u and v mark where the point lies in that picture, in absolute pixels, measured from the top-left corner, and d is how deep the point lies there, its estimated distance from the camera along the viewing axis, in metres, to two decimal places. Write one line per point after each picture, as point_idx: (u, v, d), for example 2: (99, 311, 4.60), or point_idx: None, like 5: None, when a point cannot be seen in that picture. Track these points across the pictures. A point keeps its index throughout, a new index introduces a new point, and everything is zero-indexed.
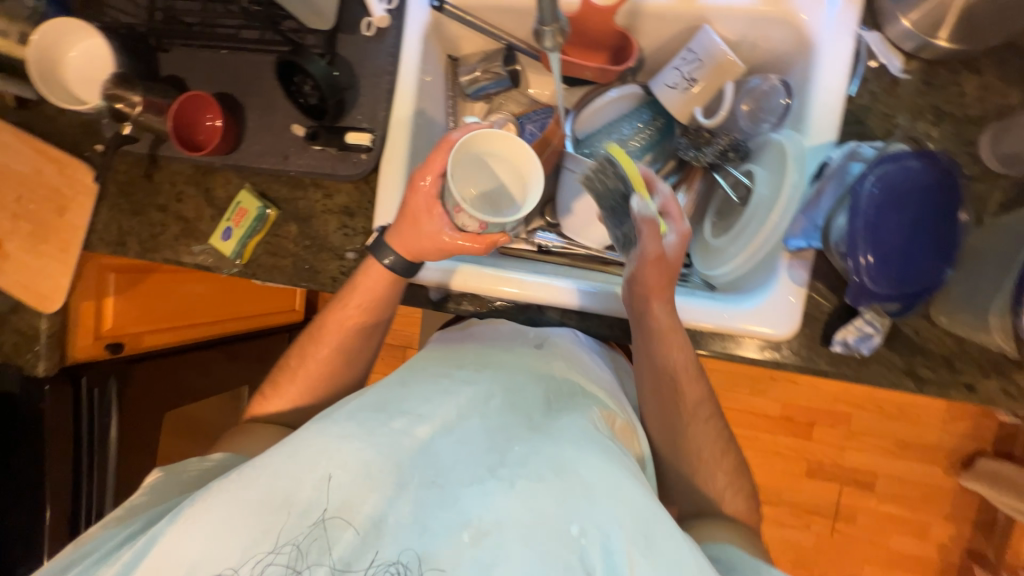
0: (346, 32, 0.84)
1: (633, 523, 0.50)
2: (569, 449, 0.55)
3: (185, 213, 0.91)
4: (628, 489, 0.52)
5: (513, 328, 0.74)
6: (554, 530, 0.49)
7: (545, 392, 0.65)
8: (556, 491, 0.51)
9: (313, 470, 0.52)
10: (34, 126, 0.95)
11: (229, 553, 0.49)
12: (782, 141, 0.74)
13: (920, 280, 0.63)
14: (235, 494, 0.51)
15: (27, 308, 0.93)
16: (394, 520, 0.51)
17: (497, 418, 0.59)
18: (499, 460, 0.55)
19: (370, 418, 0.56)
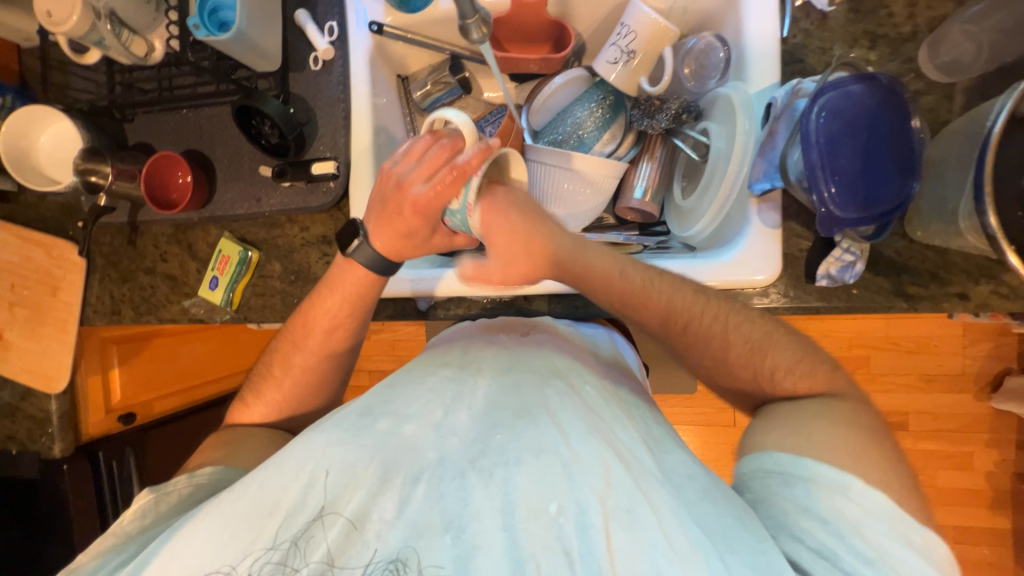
0: (295, 70, 0.83)
1: (611, 496, 0.46)
2: (553, 434, 0.50)
3: (172, 271, 0.92)
4: (614, 467, 0.48)
5: (501, 320, 0.72)
6: (530, 511, 0.46)
7: (542, 364, 0.61)
8: (538, 474, 0.47)
9: (300, 477, 0.50)
10: (17, 216, 0.97)
11: (229, 552, 0.47)
12: (728, 92, 0.74)
13: (888, 198, 0.62)
14: (225, 506, 0.50)
15: (36, 393, 1.02)
16: (377, 518, 0.47)
17: (485, 408, 0.54)
18: (479, 449, 0.50)
19: (356, 421, 0.53)
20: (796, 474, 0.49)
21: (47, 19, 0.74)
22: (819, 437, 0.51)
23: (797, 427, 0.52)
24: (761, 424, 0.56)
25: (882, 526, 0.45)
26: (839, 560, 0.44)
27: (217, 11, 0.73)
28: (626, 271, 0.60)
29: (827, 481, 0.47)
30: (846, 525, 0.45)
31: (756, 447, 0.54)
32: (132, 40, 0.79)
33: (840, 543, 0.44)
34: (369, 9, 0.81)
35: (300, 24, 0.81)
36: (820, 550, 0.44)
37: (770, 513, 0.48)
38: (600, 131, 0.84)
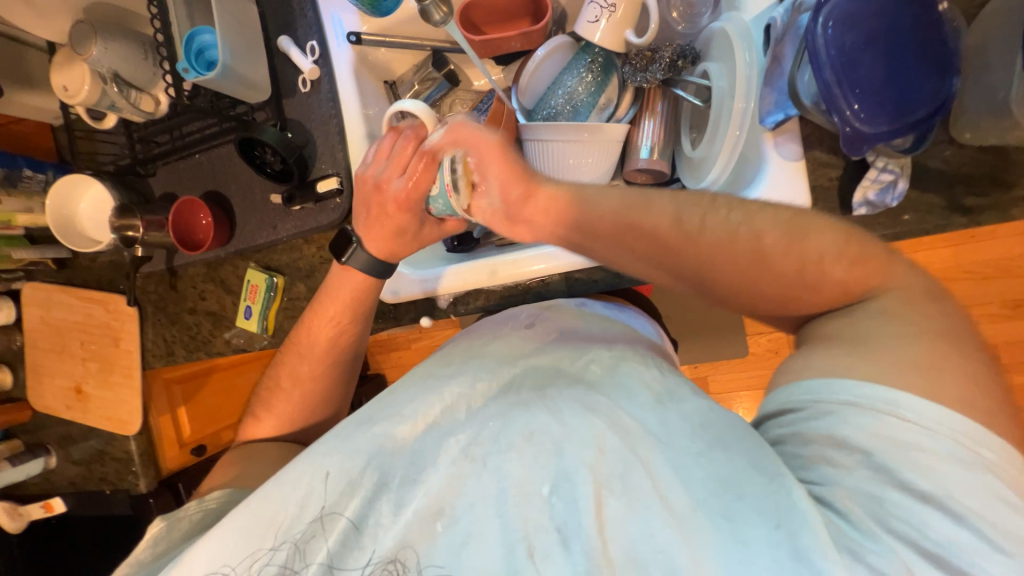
0: (287, 96, 0.85)
1: (604, 464, 0.47)
2: (546, 416, 0.51)
3: (211, 307, 0.98)
4: (607, 436, 0.48)
5: (504, 314, 0.73)
6: (522, 492, 0.47)
7: (546, 360, 0.61)
8: (529, 457, 0.48)
9: (298, 489, 0.52)
10: (75, 279, 1.06)
11: (234, 554, 0.51)
12: (721, 25, 0.70)
13: (925, 101, 0.55)
14: (229, 523, 0.53)
15: (117, 436, 1.11)
16: (376, 522, 0.50)
17: (483, 402, 0.56)
18: (471, 438, 0.51)
19: (353, 430, 0.55)
20: (839, 400, 0.43)
21: (65, 93, 0.80)
22: (871, 350, 0.43)
23: (844, 342, 0.46)
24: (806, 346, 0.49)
25: (945, 450, 0.39)
26: (888, 502, 0.39)
27: (204, 51, 0.75)
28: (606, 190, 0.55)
29: (876, 401, 0.41)
30: (891, 452, 0.40)
31: (797, 371, 0.47)
32: (139, 98, 0.83)
33: (886, 480, 0.39)
34: (345, 20, 0.83)
35: (285, 50, 0.83)
36: (868, 492, 0.40)
37: (801, 448, 0.44)
38: (593, 96, 0.80)
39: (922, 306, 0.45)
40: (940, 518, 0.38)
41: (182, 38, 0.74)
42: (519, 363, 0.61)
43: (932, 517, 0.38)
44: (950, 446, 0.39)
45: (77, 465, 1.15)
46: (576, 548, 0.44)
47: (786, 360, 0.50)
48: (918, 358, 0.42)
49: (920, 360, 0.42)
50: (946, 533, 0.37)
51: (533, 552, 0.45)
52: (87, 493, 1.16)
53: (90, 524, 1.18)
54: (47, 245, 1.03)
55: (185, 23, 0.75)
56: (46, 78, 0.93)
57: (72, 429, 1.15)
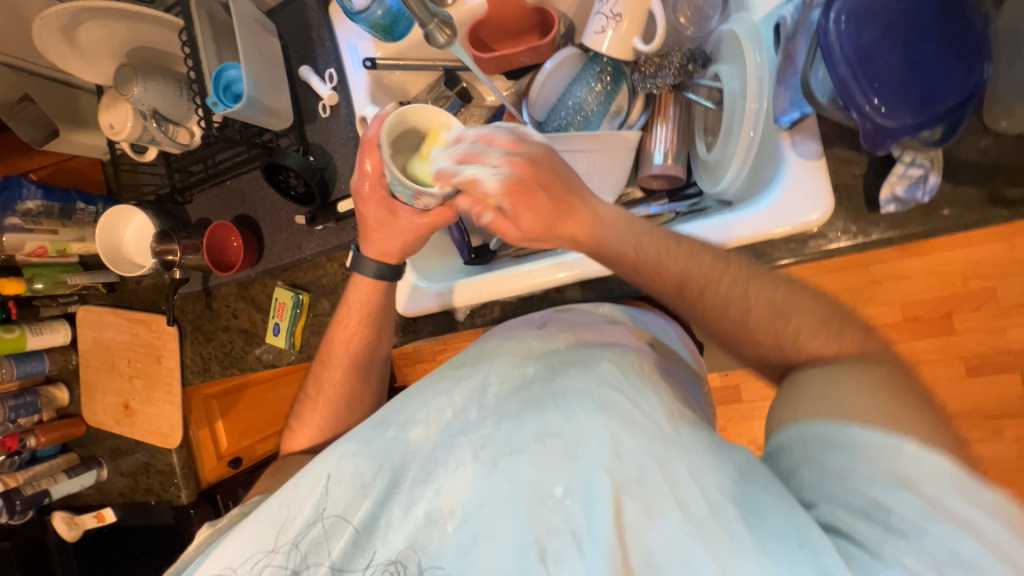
0: (309, 122, 0.89)
1: (623, 469, 0.49)
2: (558, 416, 0.53)
3: (243, 324, 1.02)
4: (623, 440, 0.50)
5: (518, 319, 0.73)
6: (534, 496, 0.49)
7: (555, 359, 0.63)
8: (538, 458, 0.51)
9: (314, 492, 0.54)
10: (123, 301, 1.14)
11: (247, 556, 0.53)
12: (731, 27, 0.69)
13: (952, 90, 0.52)
14: (249, 525, 0.54)
15: (161, 449, 1.18)
16: (386, 523, 0.53)
17: (495, 403, 0.58)
18: (483, 441, 0.54)
19: (368, 434, 0.58)
20: (827, 439, 0.44)
21: (112, 130, 0.87)
22: (844, 398, 0.46)
23: (809, 395, 0.48)
24: (783, 398, 0.52)
25: (940, 478, 0.39)
26: (893, 516, 0.39)
27: (230, 85, 0.80)
28: (641, 242, 0.57)
29: (866, 441, 0.43)
30: (885, 474, 0.41)
31: (783, 421, 0.50)
32: (176, 132, 0.89)
33: (889, 494, 0.40)
34: (360, 47, 0.87)
35: (305, 79, 0.87)
36: (864, 509, 0.40)
37: (801, 477, 0.46)
38: (604, 105, 0.81)
39: (887, 363, 0.48)
40: (947, 527, 0.38)
41: (210, 75, 0.79)
42: (532, 364, 0.62)
43: (936, 527, 0.38)
44: (944, 473, 0.39)
45: (125, 477, 1.22)
46: (592, 549, 0.46)
47: (768, 411, 0.53)
48: (890, 405, 0.44)
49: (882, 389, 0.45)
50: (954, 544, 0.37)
51: (545, 555, 0.47)
52: (134, 503, 1.22)
53: (137, 534, 1.24)
54: (98, 271, 1.11)
55: (214, 60, 0.80)
56: (95, 117, 1.01)
57: (120, 442, 1.22)
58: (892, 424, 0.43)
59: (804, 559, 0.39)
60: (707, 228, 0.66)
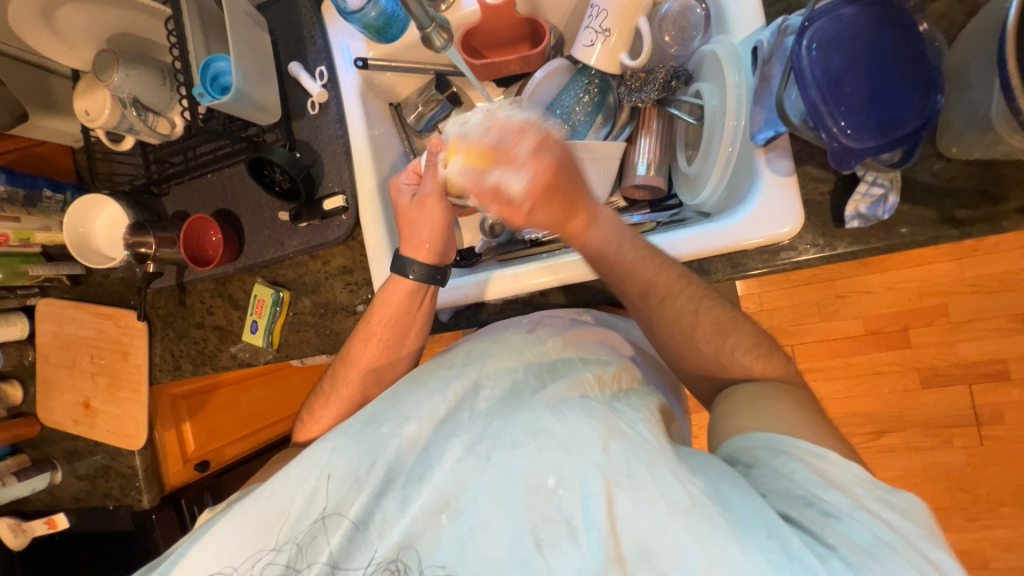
0: (296, 119, 0.88)
1: (611, 464, 0.50)
2: (548, 415, 0.55)
3: (218, 321, 1.00)
4: (611, 439, 0.52)
5: (507, 321, 0.75)
6: (530, 488, 0.50)
7: (540, 364, 0.65)
8: (532, 453, 0.52)
9: (304, 486, 0.55)
10: (88, 295, 1.09)
11: (240, 553, 0.53)
12: (712, 49, 0.72)
13: (909, 117, 0.56)
14: (236, 519, 0.54)
15: (123, 451, 1.12)
16: (380, 519, 0.53)
17: (487, 405, 0.59)
18: (476, 438, 0.55)
19: (360, 429, 0.58)
20: (774, 448, 0.51)
21: (86, 117, 0.84)
22: (789, 421, 0.54)
23: (753, 413, 0.56)
24: (726, 414, 0.60)
25: (853, 483, 0.47)
26: (826, 503, 0.46)
27: (218, 77, 0.78)
28: (623, 244, 0.64)
29: (801, 450, 0.50)
30: (825, 479, 0.47)
31: (728, 433, 0.57)
32: (156, 121, 0.87)
33: (825, 487, 0.47)
34: (352, 47, 0.87)
35: (294, 75, 0.87)
36: (805, 498, 0.47)
37: (757, 472, 0.50)
38: (591, 115, 0.84)
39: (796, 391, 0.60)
40: (865, 515, 0.45)
41: (198, 66, 0.77)
42: (521, 369, 0.64)
43: (857, 517, 0.45)
44: (857, 478, 0.48)
45: (82, 481, 1.15)
46: (589, 539, 0.47)
47: (721, 424, 0.59)
48: (817, 428, 0.53)
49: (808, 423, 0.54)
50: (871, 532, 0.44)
51: (541, 543, 0.48)
52: (90, 510, 1.16)
53: (95, 540, 1.18)
54: (62, 262, 1.06)
55: (202, 51, 0.78)
56: (67, 103, 0.98)
57: (79, 444, 1.16)
58: (815, 440, 0.52)
59: (773, 547, 0.43)
60: (688, 239, 0.69)
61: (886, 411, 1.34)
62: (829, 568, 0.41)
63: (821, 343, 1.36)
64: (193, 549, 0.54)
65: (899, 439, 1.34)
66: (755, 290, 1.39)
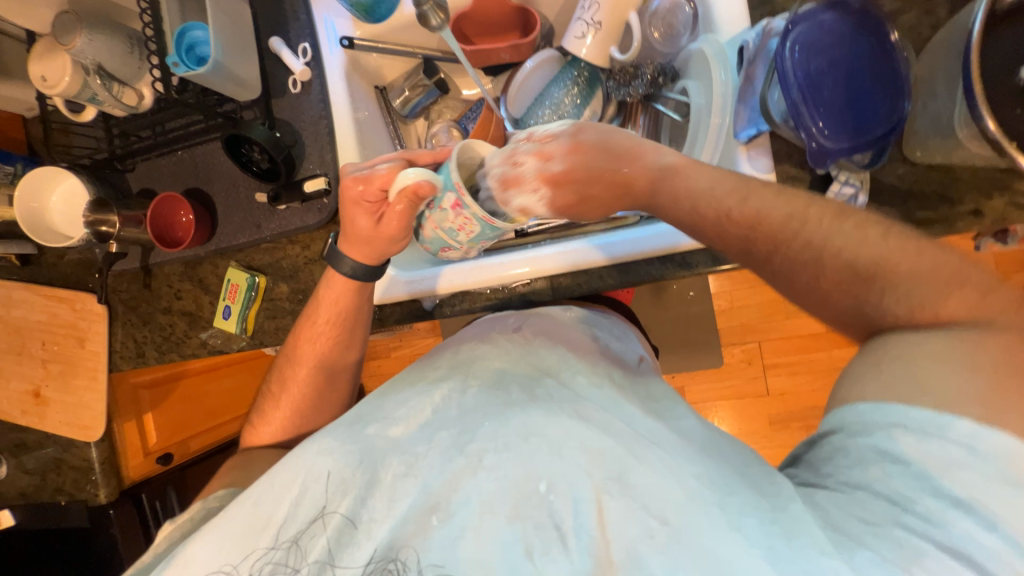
0: (277, 96, 0.85)
1: (601, 468, 0.50)
2: (541, 416, 0.55)
3: (187, 307, 0.95)
4: (604, 441, 0.52)
5: (492, 318, 0.76)
6: (521, 493, 0.51)
7: (530, 362, 0.63)
8: (523, 456, 0.52)
9: (291, 488, 0.54)
10: (40, 277, 1.02)
11: (229, 553, 0.53)
12: (700, 47, 0.74)
13: (881, 121, 0.60)
14: (224, 524, 0.54)
15: (77, 443, 1.06)
16: (369, 518, 0.53)
17: (474, 401, 0.59)
18: (466, 437, 0.55)
19: (347, 430, 0.58)
20: (880, 418, 0.43)
21: (43, 83, 0.78)
22: (920, 378, 0.43)
23: (880, 373, 0.45)
24: (860, 370, 0.48)
25: (989, 467, 0.38)
26: (916, 505, 0.40)
27: (194, 47, 0.75)
28: (682, 198, 0.58)
29: (915, 422, 0.41)
30: (930, 466, 0.40)
31: (846, 397, 0.47)
32: (123, 92, 0.81)
33: (921, 486, 0.40)
34: (338, 25, 0.85)
35: (275, 51, 0.83)
36: (891, 497, 0.41)
37: (845, 463, 0.45)
38: (579, 107, 0.85)
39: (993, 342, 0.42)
40: (970, 521, 0.38)
41: (172, 34, 0.73)
42: (509, 366, 0.63)
43: (960, 522, 0.38)
44: (997, 455, 0.38)
45: (30, 475, 1.08)
46: (578, 545, 0.48)
47: (838, 382, 0.50)
48: (990, 389, 0.40)
49: (979, 389, 0.40)
50: (972, 536, 0.37)
51: (531, 551, 0.48)
52: (39, 506, 1.09)
53: (45, 538, 1.11)
54: (10, 240, 0.98)
55: (176, 18, 0.74)
56: (19, 67, 0.90)
57: (27, 436, 1.08)
58: None
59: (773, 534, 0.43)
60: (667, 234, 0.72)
61: None
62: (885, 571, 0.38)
63: (788, 339, 1.43)
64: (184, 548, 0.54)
65: None
66: (726, 288, 1.44)
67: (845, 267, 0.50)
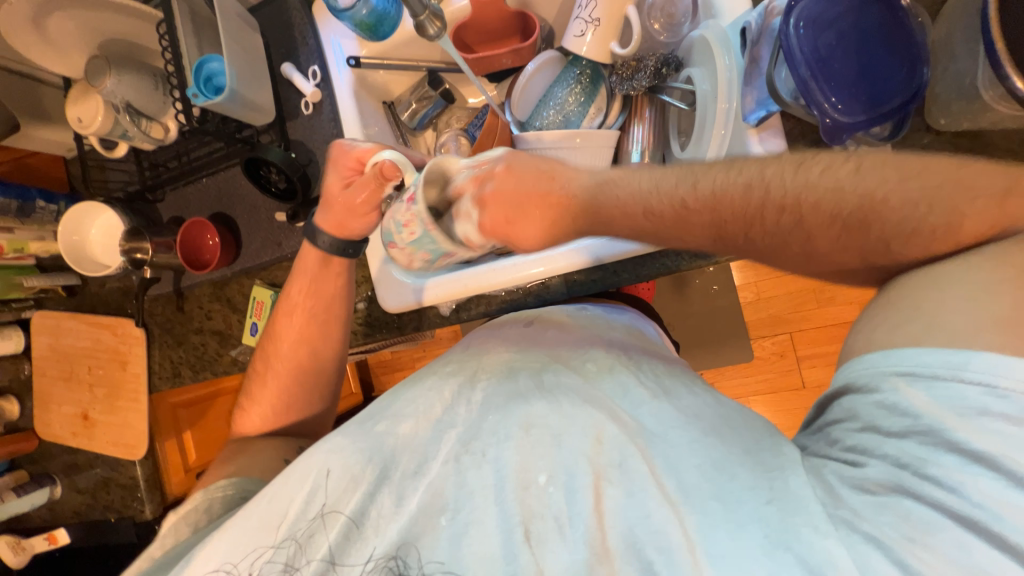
0: (291, 119, 0.89)
1: (603, 456, 0.50)
2: (544, 406, 0.55)
3: (217, 326, 0.99)
4: (606, 427, 0.51)
5: (505, 317, 0.75)
6: (521, 482, 0.50)
7: (541, 353, 0.64)
8: (527, 446, 0.52)
9: (304, 484, 0.55)
10: (84, 306, 1.08)
11: (239, 550, 0.54)
12: (702, 33, 0.73)
13: (897, 91, 0.57)
14: (236, 522, 0.55)
15: (123, 462, 1.11)
16: (376, 515, 0.53)
17: (484, 397, 0.59)
18: (472, 433, 0.55)
19: (358, 429, 0.59)
20: (887, 370, 0.42)
21: (79, 124, 0.84)
22: (934, 317, 0.41)
23: (894, 320, 0.43)
24: (874, 314, 0.46)
25: (1004, 413, 0.37)
26: (929, 466, 0.39)
27: (212, 78, 0.78)
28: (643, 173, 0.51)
29: (926, 366, 0.40)
30: (940, 416, 0.39)
31: (856, 351, 0.46)
32: (150, 126, 0.87)
33: (934, 443, 0.39)
34: (344, 45, 0.87)
35: (287, 76, 0.87)
36: (912, 458, 0.40)
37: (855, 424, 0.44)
38: (583, 107, 0.85)
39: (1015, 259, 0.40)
40: (990, 479, 0.36)
41: (191, 67, 0.77)
42: (518, 360, 0.63)
43: (980, 481, 0.36)
44: (1023, 395, 0.36)
45: (82, 494, 1.14)
46: (575, 533, 0.48)
47: (847, 339, 0.48)
48: (996, 320, 0.38)
49: (999, 317, 0.38)
50: (991, 492, 0.36)
51: (529, 535, 0.48)
52: (91, 523, 1.14)
53: (98, 554, 1.17)
54: (57, 273, 1.05)
55: (194, 51, 0.78)
56: (59, 112, 0.97)
57: (78, 457, 1.14)
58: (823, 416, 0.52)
59: (767, 551, 0.41)
60: None
61: None
62: (894, 543, 0.38)
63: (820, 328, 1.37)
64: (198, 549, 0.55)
65: None
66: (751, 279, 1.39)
67: (829, 213, 0.46)
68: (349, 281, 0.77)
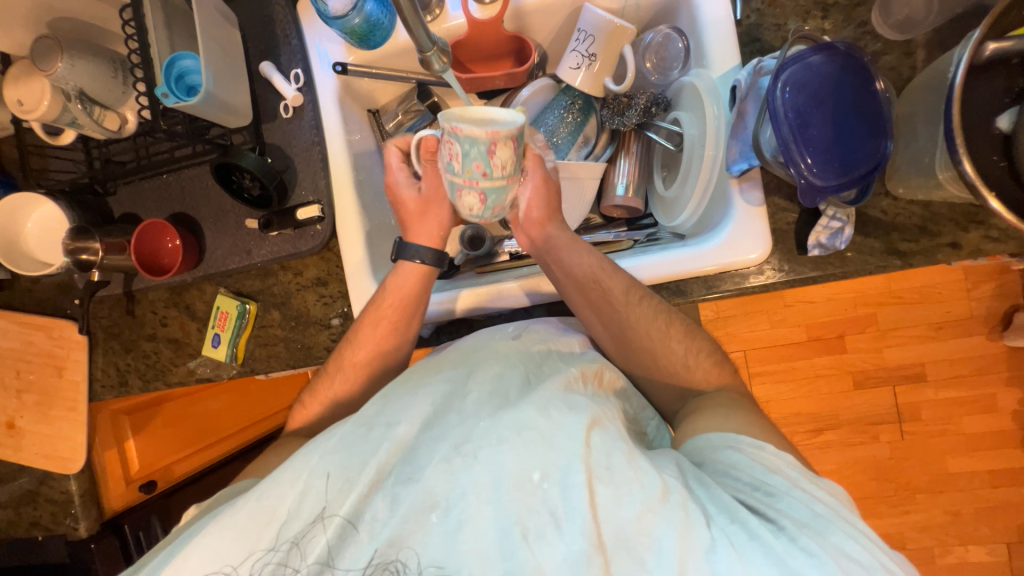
0: (268, 121, 0.84)
1: (592, 455, 0.52)
2: (531, 409, 0.55)
3: (173, 333, 0.92)
4: (595, 430, 0.54)
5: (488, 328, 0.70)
6: (517, 483, 0.51)
7: (518, 357, 0.65)
8: (517, 449, 0.53)
9: (295, 486, 0.54)
10: (13, 303, 0.98)
11: (228, 554, 0.53)
12: (692, 81, 0.76)
13: (865, 159, 0.62)
14: (225, 521, 0.53)
15: (54, 476, 1.01)
16: (369, 518, 0.53)
17: (473, 404, 0.59)
18: (464, 436, 0.55)
19: (352, 432, 0.57)
20: (724, 443, 0.57)
21: (19, 107, 0.75)
22: (737, 420, 0.61)
23: (718, 417, 0.62)
24: (693, 418, 0.65)
25: (790, 471, 0.54)
26: (769, 484, 0.52)
27: (184, 76, 0.73)
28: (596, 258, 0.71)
29: (745, 443, 0.57)
30: (765, 466, 0.54)
31: (693, 432, 0.62)
32: (105, 115, 0.79)
33: (765, 474, 0.53)
34: (330, 50, 0.83)
35: (266, 76, 0.82)
36: (753, 484, 0.53)
37: (724, 465, 0.56)
38: (573, 135, 0.86)
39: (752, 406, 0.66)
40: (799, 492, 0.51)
41: (161, 63, 0.71)
42: (509, 368, 0.63)
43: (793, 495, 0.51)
44: (793, 467, 0.54)
45: (4, 509, 1.03)
46: (572, 527, 0.49)
47: (682, 429, 0.65)
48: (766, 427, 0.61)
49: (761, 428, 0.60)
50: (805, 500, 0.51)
51: (527, 533, 0.49)
52: (14, 540, 1.04)
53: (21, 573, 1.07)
54: None
55: (164, 45, 0.72)
56: None
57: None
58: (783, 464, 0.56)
59: (735, 530, 0.48)
60: (667, 260, 0.72)
61: (823, 411, 1.47)
62: (780, 542, 0.47)
63: (771, 348, 1.48)
64: (177, 552, 0.54)
65: (836, 436, 1.47)
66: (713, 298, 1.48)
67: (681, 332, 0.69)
68: (429, 279, 0.76)
